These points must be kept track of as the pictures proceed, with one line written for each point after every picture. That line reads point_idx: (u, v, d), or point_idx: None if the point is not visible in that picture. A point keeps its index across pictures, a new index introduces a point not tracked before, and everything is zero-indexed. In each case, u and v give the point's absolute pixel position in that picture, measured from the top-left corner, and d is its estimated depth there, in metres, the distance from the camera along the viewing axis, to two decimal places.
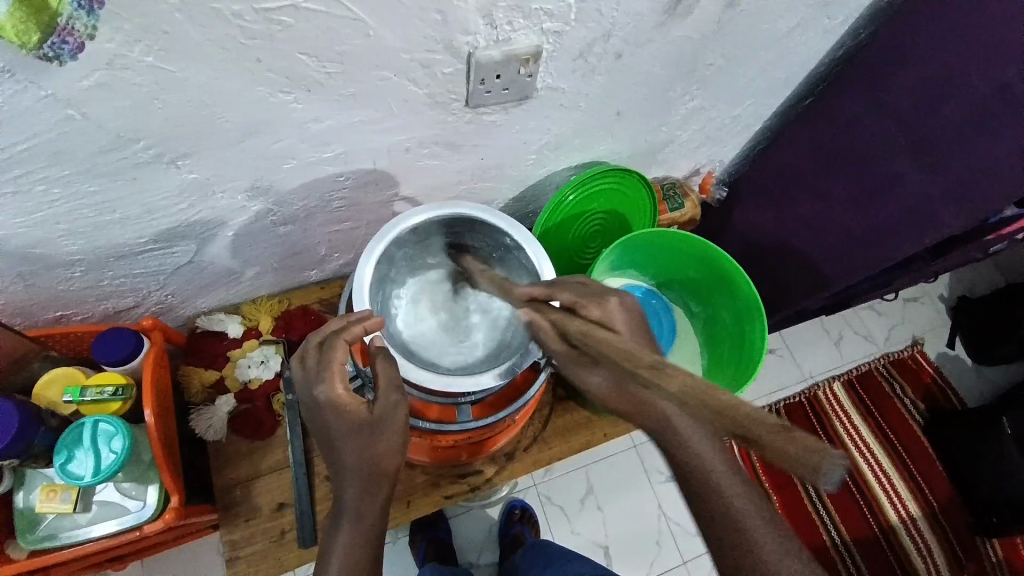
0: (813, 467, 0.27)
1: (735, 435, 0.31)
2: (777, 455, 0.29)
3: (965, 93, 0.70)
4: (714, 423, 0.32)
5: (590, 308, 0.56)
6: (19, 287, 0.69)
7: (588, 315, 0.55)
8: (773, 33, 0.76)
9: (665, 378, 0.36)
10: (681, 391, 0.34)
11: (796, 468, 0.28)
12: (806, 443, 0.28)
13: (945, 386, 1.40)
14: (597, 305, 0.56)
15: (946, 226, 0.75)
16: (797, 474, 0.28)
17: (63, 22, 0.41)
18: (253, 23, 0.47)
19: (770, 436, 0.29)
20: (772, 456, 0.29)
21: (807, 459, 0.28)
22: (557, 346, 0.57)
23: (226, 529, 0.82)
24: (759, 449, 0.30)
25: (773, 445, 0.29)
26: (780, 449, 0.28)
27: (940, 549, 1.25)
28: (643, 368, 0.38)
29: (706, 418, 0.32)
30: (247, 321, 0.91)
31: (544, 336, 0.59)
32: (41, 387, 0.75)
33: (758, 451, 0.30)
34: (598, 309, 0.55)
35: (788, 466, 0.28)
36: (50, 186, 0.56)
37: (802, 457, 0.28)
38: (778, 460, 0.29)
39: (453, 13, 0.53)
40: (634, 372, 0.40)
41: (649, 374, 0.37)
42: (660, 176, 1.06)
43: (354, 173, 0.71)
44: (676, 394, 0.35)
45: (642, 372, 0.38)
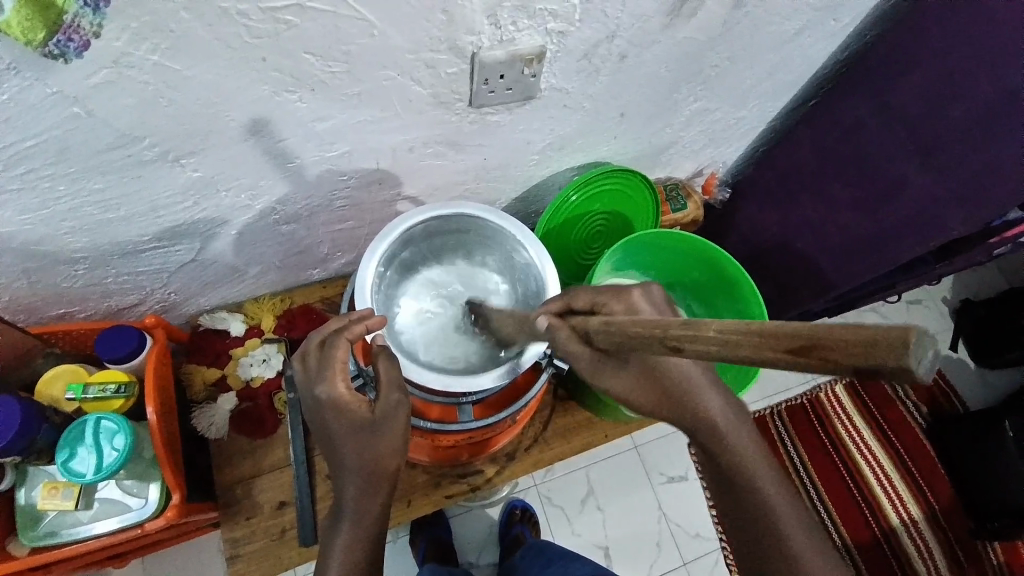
0: (893, 345, 0.26)
1: (794, 355, 0.30)
2: (844, 353, 0.28)
3: (971, 97, 0.70)
4: (769, 347, 0.31)
5: (612, 301, 0.51)
6: (23, 284, 0.69)
7: (610, 309, 0.51)
8: (778, 35, 0.76)
9: (700, 329, 0.34)
10: (723, 333, 0.33)
11: (872, 360, 0.27)
12: (878, 329, 0.27)
13: (948, 389, 1.40)
14: (618, 298, 0.51)
15: (949, 229, 0.75)
16: (872, 368, 0.27)
17: (69, 19, 0.42)
18: (258, 22, 0.47)
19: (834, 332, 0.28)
20: (845, 359, 0.28)
21: (889, 339, 0.26)
22: (574, 347, 0.51)
23: (226, 527, 0.82)
24: (825, 358, 0.29)
25: (843, 341, 0.28)
26: (848, 340, 0.28)
27: (941, 552, 1.25)
28: (672, 328, 0.36)
29: (759, 348, 0.31)
30: (250, 319, 0.92)
31: (563, 340, 0.52)
32: (44, 384, 0.74)
33: (823, 358, 0.29)
34: (620, 300, 0.51)
35: (866, 356, 0.27)
36: (55, 184, 0.56)
37: (878, 340, 0.27)
38: (848, 357, 0.28)
39: (457, 12, 0.53)
40: (662, 339, 0.37)
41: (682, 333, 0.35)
42: (663, 177, 1.06)
43: (358, 172, 0.71)
44: (719, 338, 0.33)
45: (673, 333, 0.36)
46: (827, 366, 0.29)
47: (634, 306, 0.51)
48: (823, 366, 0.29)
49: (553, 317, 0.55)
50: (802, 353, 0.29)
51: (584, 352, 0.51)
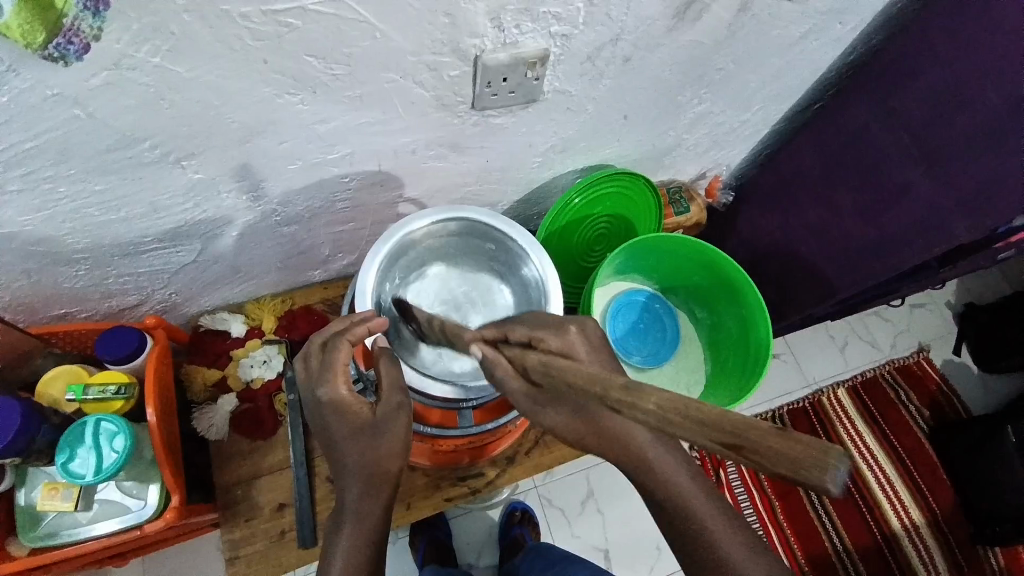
0: (820, 468, 0.26)
1: (723, 445, 0.28)
2: (779, 460, 0.27)
3: (976, 105, 0.69)
4: (700, 436, 0.29)
5: (549, 337, 0.47)
6: (24, 284, 0.69)
7: (547, 347, 0.46)
8: (784, 37, 0.75)
9: (640, 396, 0.32)
10: (661, 407, 0.31)
11: (802, 475, 0.27)
12: (810, 442, 0.27)
13: (951, 393, 1.39)
14: (557, 335, 0.47)
15: (956, 237, 0.74)
16: (799, 480, 0.27)
17: (70, 22, 0.41)
18: (261, 25, 0.47)
19: (772, 439, 0.27)
20: (774, 464, 0.27)
21: (817, 459, 0.26)
22: (512, 385, 0.47)
23: (226, 528, 0.82)
24: (754, 457, 0.28)
25: (776, 451, 0.27)
26: (785, 455, 0.27)
27: (942, 557, 1.25)
28: (611, 391, 0.34)
29: (691, 432, 0.29)
30: (250, 320, 0.91)
31: (501, 376, 0.48)
32: (44, 383, 0.75)
33: (756, 458, 0.28)
34: (558, 338, 0.47)
35: (795, 472, 0.27)
36: (56, 185, 0.56)
37: (808, 459, 0.26)
38: (780, 464, 0.27)
39: (461, 15, 0.52)
40: (601, 397, 0.35)
41: (622, 397, 0.33)
42: (666, 180, 1.06)
43: (360, 174, 0.71)
44: (655, 411, 0.31)
45: (612, 395, 0.34)
46: (754, 462, 0.29)
47: (569, 345, 0.46)
48: (748, 460, 0.28)
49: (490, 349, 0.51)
50: (734, 448, 0.28)
51: (522, 388, 0.47)
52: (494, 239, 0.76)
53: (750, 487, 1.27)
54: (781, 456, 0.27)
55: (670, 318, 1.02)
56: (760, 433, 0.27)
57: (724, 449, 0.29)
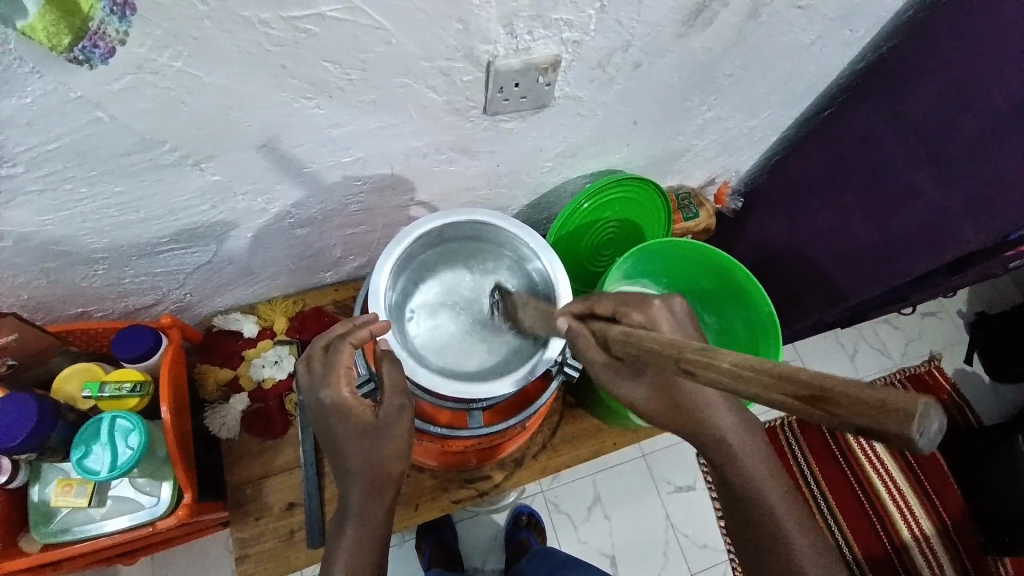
0: (905, 415, 0.26)
1: (801, 400, 0.29)
2: (858, 411, 0.27)
3: (984, 107, 0.69)
4: (774, 393, 0.30)
5: (632, 312, 0.50)
6: (43, 283, 0.70)
7: (632, 320, 0.49)
8: (794, 44, 0.76)
9: (715, 357, 0.33)
10: (735, 366, 0.32)
11: (883, 424, 0.26)
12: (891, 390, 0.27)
13: (962, 403, 1.38)
14: (640, 309, 0.50)
15: (964, 239, 0.74)
16: (883, 432, 0.26)
17: (95, 26, 0.42)
18: (279, 30, 0.48)
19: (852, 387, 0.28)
20: (853, 415, 0.27)
21: (902, 405, 0.26)
22: (596, 356, 0.51)
23: (236, 526, 0.83)
24: (830, 410, 0.28)
25: (856, 399, 0.27)
26: (866, 403, 0.27)
27: (953, 568, 1.23)
28: (687, 353, 0.35)
29: (766, 390, 0.30)
30: (262, 321, 0.93)
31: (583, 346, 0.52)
32: (61, 380, 0.76)
33: (833, 411, 0.28)
34: (642, 312, 0.50)
35: (872, 418, 0.27)
36: (76, 186, 0.57)
37: (891, 407, 0.26)
38: (861, 414, 0.27)
39: (474, 21, 0.53)
40: (675, 362, 0.36)
41: (697, 358, 0.34)
42: (675, 185, 1.06)
43: (372, 177, 0.72)
44: (728, 370, 0.32)
45: (687, 356, 0.35)
46: (833, 420, 0.28)
47: (653, 318, 0.50)
48: (824, 417, 0.29)
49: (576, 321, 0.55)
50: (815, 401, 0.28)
51: (601, 357, 0.51)
52: (504, 240, 0.77)
53: None
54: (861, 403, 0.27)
55: None
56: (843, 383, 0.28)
57: (803, 407, 0.29)
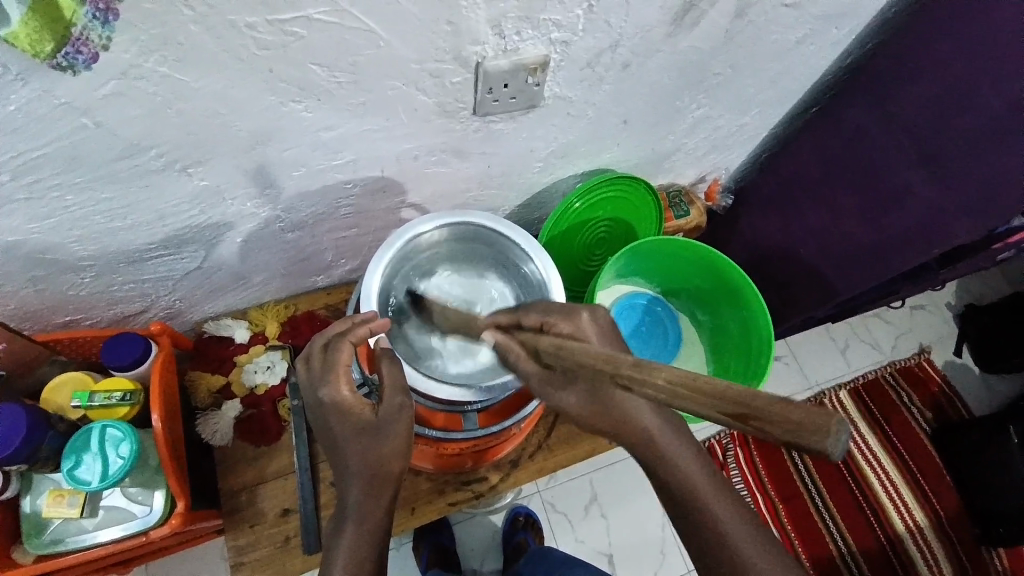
0: (819, 435, 0.26)
1: (731, 416, 0.29)
2: (783, 428, 0.28)
3: (978, 106, 0.69)
4: (707, 410, 0.30)
5: (559, 322, 0.51)
6: (30, 292, 0.69)
7: (559, 330, 0.50)
8: (782, 41, 0.76)
9: (649, 373, 0.33)
10: (669, 383, 0.31)
11: (801, 438, 0.27)
12: (811, 409, 0.27)
13: (952, 395, 1.39)
14: (568, 320, 0.51)
15: (958, 238, 0.75)
16: (801, 445, 0.27)
17: (78, 32, 0.42)
18: (266, 34, 0.48)
19: (776, 407, 0.28)
20: (779, 432, 0.28)
21: (817, 424, 0.27)
22: (528, 366, 0.51)
23: (231, 534, 0.82)
24: (760, 426, 0.29)
25: (777, 418, 0.28)
26: (786, 421, 0.27)
27: (947, 559, 1.24)
28: (622, 369, 0.35)
29: (698, 405, 0.30)
30: (254, 326, 0.92)
31: (513, 359, 0.52)
32: (50, 391, 0.74)
33: (761, 428, 0.29)
34: (568, 322, 0.51)
35: (800, 436, 0.27)
36: (63, 193, 0.56)
37: (807, 425, 0.27)
38: (783, 431, 0.27)
39: (463, 23, 0.53)
40: (612, 375, 0.36)
41: (632, 375, 0.34)
42: (666, 183, 1.06)
43: (363, 180, 0.72)
44: (663, 387, 0.32)
45: (624, 373, 0.35)
46: (760, 434, 0.29)
47: (580, 326, 0.50)
48: (754, 430, 0.29)
49: (503, 338, 0.54)
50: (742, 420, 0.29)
51: (535, 370, 0.51)
52: (495, 243, 0.77)
53: (755, 492, 1.26)
54: (785, 423, 0.27)
55: (671, 319, 1.02)
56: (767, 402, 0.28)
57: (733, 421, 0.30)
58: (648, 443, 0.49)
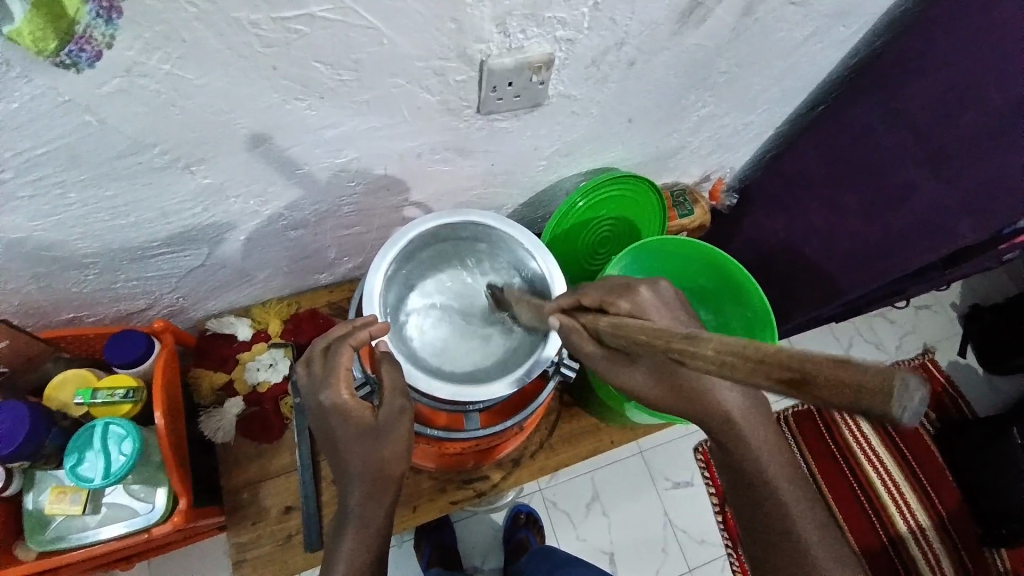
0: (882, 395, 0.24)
1: (784, 384, 0.28)
2: (835, 394, 0.26)
3: (980, 105, 0.69)
4: (758, 376, 0.29)
5: (618, 300, 0.51)
6: (34, 288, 0.69)
7: (618, 309, 0.50)
8: (788, 40, 0.75)
9: (700, 345, 0.33)
10: (717, 353, 0.32)
11: (863, 403, 0.25)
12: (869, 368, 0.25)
13: (956, 395, 1.39)
14: (627, 296, 0.51)
15: (960, 236, 0.74)
16: (866, 412, 0.25)
17: (81, 30, 0.42)
18: (270, 32, 0.47)
19: (829, 370, 0.26)
20: (831, 399, 0.26)
21: (876, 382, 0.25)
22: (590, 348, 0.52)
23: (233, 531, 0.82)
24: (812, 394, 0.27)
25: (834, 382, 0.26)
26: (843, 381, 0.25)
27: (949, 560, 1.24)
28: (674, 342, 0.35)
29: (748, 373, 0.30)
30: (256, 323, 0.92)
31: (575, 339, 0.53)
32: (53, 388, 0.75)
33: (813, 396, 0.27)
34: (628, 299, 0.50)
35: (851, 400, 0.25)
36: (66, 191, 0.56)
37: (869, 386, 0.25)
38: (841, 395, 0.25)
39: (467, 21, 0.53)
40: (665, 351, 0.37)
41: (684, 346, 0.34)
42: (670, 182, 1.06)
43: (366, 178, 0.71)
44: (714, 357, 0.32)
45: (674, 346, 0.35)
46: (818, 403, 0.27)
47: (640, 305, 0.50)
48: (812, 402, 0.28)
49: (565, 317, 0.56)
50: (796, 385, 0.27)
51: (597, 352, 0.52)
52: (467, 230, 0.76)
53: None
54: (836, 387, 0.26)
55: None
56: (821, 365, 0.27)
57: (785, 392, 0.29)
58: (724, 421, 0.50)
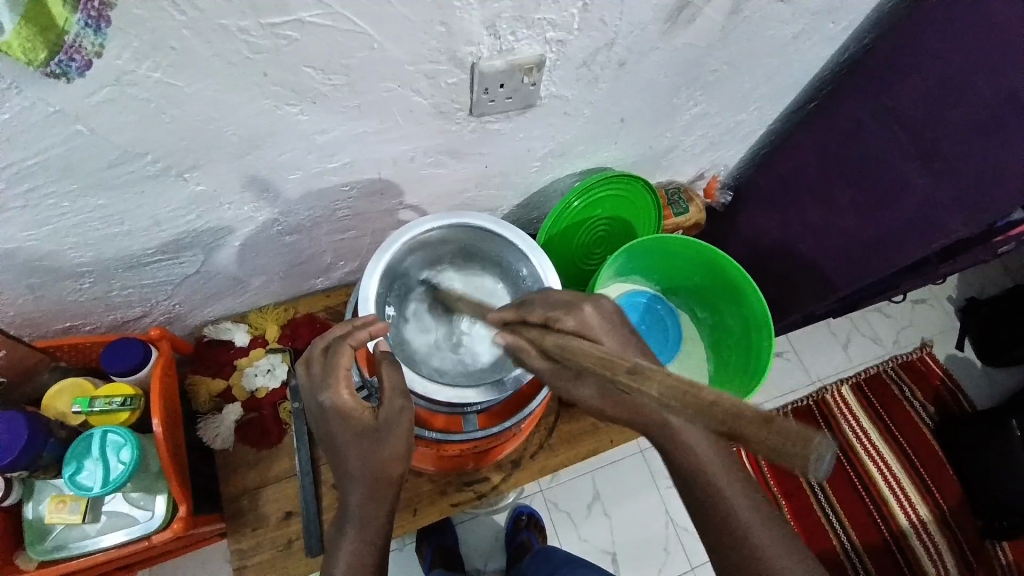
0: (799, 458, 0.26)
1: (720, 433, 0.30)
2: (762, 449, 0.27)
3: (971, 99, 0.69)
4: (698, 423, 0.31)
5: (562, 317, 0.51)
6: (30, 299, 0.69)
7: (563, 326, 0.50)
8: (778, 38, 0.76)
9: (643, 381, 0.35)
10: (662, 394, 0.33)
11: (784, 460, 0.27)
12: (787, 435, 0.26)
13: (954, 388, 1.39)
14: (571, 314, 0.51)
15: (953, 230, 0.75)
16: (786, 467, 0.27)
17: (70, 40, 0.42)
18: (259, 38, 0.48)
19: (754, 428, 0.28)
20: (763, 454, 0.28)
21: (793, 447, 0.26)
22: (536, 363, 0.52)
23: (233, 538, 0.82)
24: (745, 444, 0.29)
25: (758, 439, 0.27)
26: (765, 443, 0.27)
27: (951, 554, 1.24)
28: (620, 374, 0.37)
29: (690, 418, 0.31)
30: (253, 329, 0.92)
31: (525, 357, 0.52)
32: (51, 397, 0.75)
33: (743, 444, 0.29)
34: (572, 316, 0.51)
35: (779, 461, 0.27)
36: (59, 201, 0.56)
37: (788, 449, 0.26)
38: (764, 452, 0.27)
39: (456, 24, 0.53)
40: (614, 379, 0.38)
41: (629, 380, 0.36)
42: (665, 181, 1.06)
43: (360, 182, 0.71)
44: (658, 397, 0.33)
45: (620, 378, 0.37)
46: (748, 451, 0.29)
47: (584, 322, 0.51)
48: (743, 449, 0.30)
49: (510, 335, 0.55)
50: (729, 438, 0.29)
51: (545, 367, 0.51)
52: (400, 272, 0.76)
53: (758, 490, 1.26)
54: (763, 449, 0.27)
55: (671, 317, 1.03)
56: (748, 423, 0.28)
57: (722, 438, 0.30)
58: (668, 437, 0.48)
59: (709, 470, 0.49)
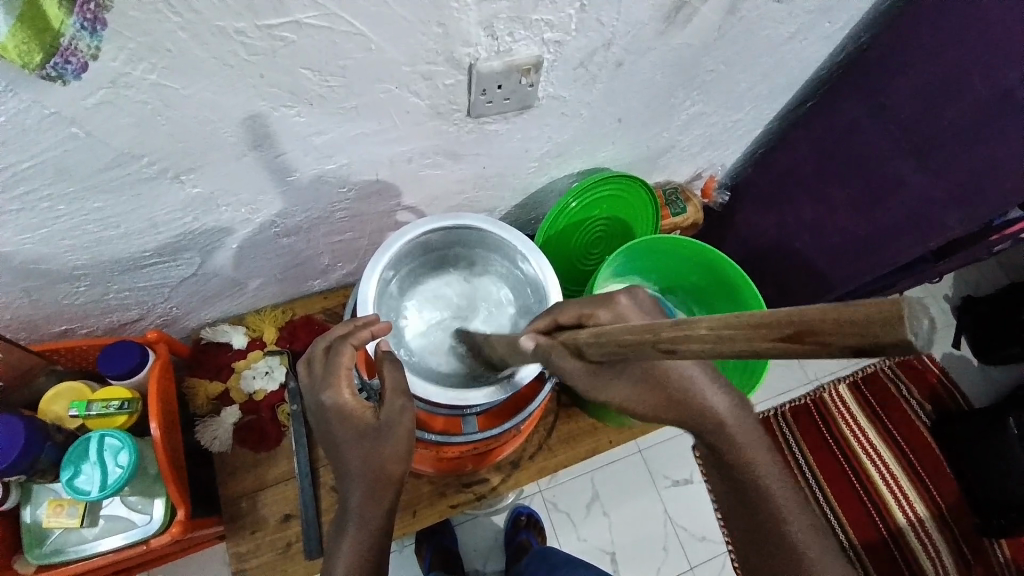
0: (888, 321, 0.25)
1: (785, 340, 0.29)
2: (844, 335, 0.27)
3: (963, 97, 0.69)
4: (760, 335, 0.30)
5: (597, 311, 0.49)
6: (25, 302, 0.69)
7: (599, 321, 0.49)
8: (774, 37, 0.76)
9: (691, 327, 0.33)
10: (714, 328, 0.32)
11: (866, 337, 0.26)
12: (871, 306, 0.26)
13: (951, 385, 1.39)
14: (606, 307, 0.49)
15: (949, 228, 0.76)
16: (874, 344, 0.26)
17: (66, 43, 0.41)
18: (255, 39, 0.47)
19: (827, 313, 0.28)
20: (842, 337, 0.27)
21: (879, 315, 0.26)
22: (571, 364, 0.49)
23: (231, 541, 0.82)
24: (820, 340, 0.28)
25: (834, 320, 0.27)
26: (842, 322, 0.27)
27: (949, 551, 1.24)
28: (662, 332, 0.35)
29: (748, 336, 0.30)
30: (251, 331, 0.91)
31: (557, 357, 0.50)
32: (47, 401, 0.74)
33: (819, 341, 0.28)
34: (607, 309, 0.49)
35: (863, 336, 0.26)
36: (55, 204, 0.56)
37: (868, 317, 0.26)
38: (846, 333, 0.27)
39: (453, 25, 0.53)
40: (655, 343, 0.36)
41: (673, 334, 0.34)
42: (662, 181, 1.06)
43: (357, 184, 0.71)
44: (713, 334, 0.32)
45: (664, 334, 0.35)
46: (820, 350, 0.28)
47: (621, 313, 0.49)
48: (815, 351, 0.29)
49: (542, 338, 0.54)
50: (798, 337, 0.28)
51: (579, 366, 0.49)
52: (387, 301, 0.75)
53: None
54: (842, 328, 0.27)
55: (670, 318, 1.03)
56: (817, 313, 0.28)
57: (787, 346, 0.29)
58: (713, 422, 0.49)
59: (758, 466, 0.48)
